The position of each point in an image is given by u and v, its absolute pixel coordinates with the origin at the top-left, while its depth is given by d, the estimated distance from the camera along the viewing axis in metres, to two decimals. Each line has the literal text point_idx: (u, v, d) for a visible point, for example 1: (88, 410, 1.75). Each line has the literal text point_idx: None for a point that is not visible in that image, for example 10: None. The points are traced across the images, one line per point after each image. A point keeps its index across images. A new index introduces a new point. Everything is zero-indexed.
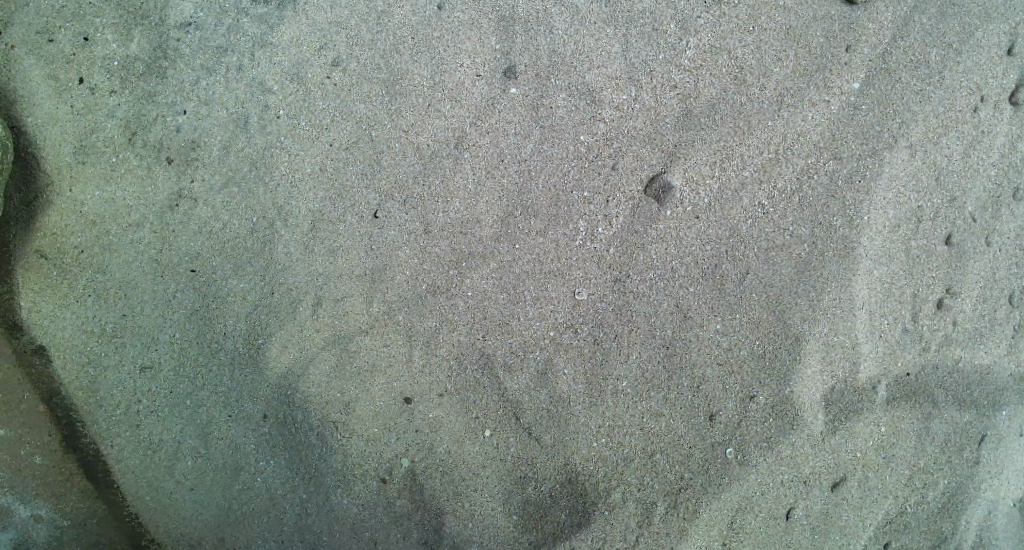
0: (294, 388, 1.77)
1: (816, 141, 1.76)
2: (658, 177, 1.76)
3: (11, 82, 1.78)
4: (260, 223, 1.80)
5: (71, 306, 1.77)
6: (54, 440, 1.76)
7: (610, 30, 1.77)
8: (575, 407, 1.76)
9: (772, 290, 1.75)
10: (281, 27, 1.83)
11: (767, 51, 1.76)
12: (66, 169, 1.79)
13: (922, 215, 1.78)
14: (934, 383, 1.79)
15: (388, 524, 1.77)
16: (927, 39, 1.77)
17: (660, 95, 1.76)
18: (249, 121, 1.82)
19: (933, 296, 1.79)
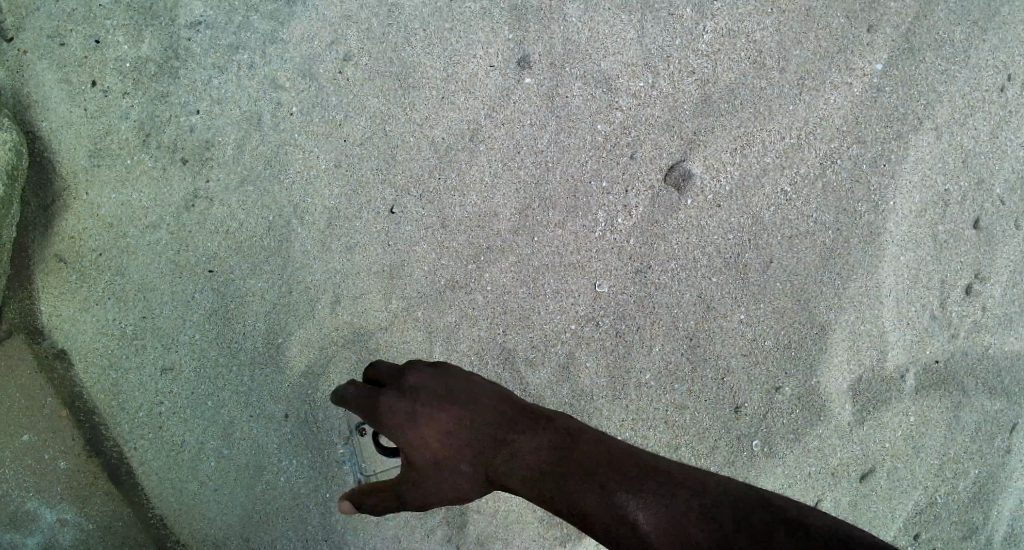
0: (316, 388, 1.78)
1: (840, 125, 1.72)
2: (677, 165, 1.73)
3: (25, 88, 1.76)
4: (277, 222, 1.80)
5: (91, 309, 1.77)
6: (78, 445, 1.75)
7: (624, 16, 1.73)
8: (598, 400, 1.74)
9: (796, 279, 1.72)
10: (292, 23, 1.81)
11: (787, 33, 1.72)
12: (82, 172, 1.78)
13: (949, 199, 1.74)
14: (963, 370, 1.76)
15: (412, 522, 1.76)
16: (952, 16, 1.72)
17: (678, 81, 1.73)
18: (262, 119, 1.81)
19: (961, 281, 1.76)
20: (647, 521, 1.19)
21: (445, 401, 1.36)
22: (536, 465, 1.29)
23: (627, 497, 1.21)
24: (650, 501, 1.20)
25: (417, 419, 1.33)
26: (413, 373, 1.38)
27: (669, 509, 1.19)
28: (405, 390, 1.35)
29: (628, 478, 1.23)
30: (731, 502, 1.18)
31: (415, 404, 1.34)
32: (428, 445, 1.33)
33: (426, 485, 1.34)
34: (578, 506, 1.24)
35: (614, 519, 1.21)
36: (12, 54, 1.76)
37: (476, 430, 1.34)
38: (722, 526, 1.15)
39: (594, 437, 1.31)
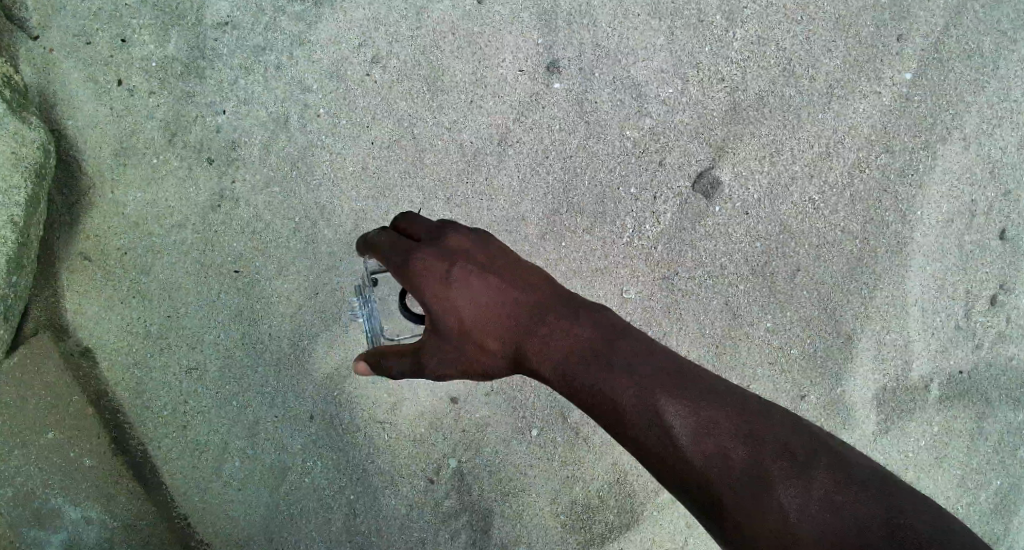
0: (342, 388, 1.79)
1: (868, 134, 1.73)
2: (706, 172, 1.74)
3: (51, 86, 1.76)
4: (304, 223, 1.81)
5: (116, 308, 1.78)
6: (104, 442, 1.73)
7: (654, 22, 1.74)
8: None
9: (823, 287, 1.73)
10: (319, 25, 1.82)
11: (816, 42, 1.73)
12: (108, 171, 1.79)
13: (975, 209, 1.76)
14: (986, 381, 1.77)
15: (437, 524, 1.77)
16: (981, 27, 1.74)
17: (708, 88, 1.74)
18: (289, 120, 1.82)
19: (986, 291, 1.76)
20: (686, 429, 1.18)
21: (483, 269, 1.32)
22: (571, 352, 1.27)
23: (667, 401, 1.20)
24: (688, 409, 1.19)
25: (452, 280, 1.29)
26: (452, 232, 1.34)
27: (707, 421, 1.19)
28: (443, 252, 1.31)
29: (668, 382, 1.22)
30: (769, 426, 1.19)
31: (453, 264, 1.30)
32: (459, 310, 1.29)
33: (448, 356, 1.31)
34: (609, 402, 1.23)
35: (648, 417, 1.20)
36: (38, 51, 1.75)
37: (510, 302, 1.32)
38: (762, 446, 1.16)
39: (633, 335, 1.29)
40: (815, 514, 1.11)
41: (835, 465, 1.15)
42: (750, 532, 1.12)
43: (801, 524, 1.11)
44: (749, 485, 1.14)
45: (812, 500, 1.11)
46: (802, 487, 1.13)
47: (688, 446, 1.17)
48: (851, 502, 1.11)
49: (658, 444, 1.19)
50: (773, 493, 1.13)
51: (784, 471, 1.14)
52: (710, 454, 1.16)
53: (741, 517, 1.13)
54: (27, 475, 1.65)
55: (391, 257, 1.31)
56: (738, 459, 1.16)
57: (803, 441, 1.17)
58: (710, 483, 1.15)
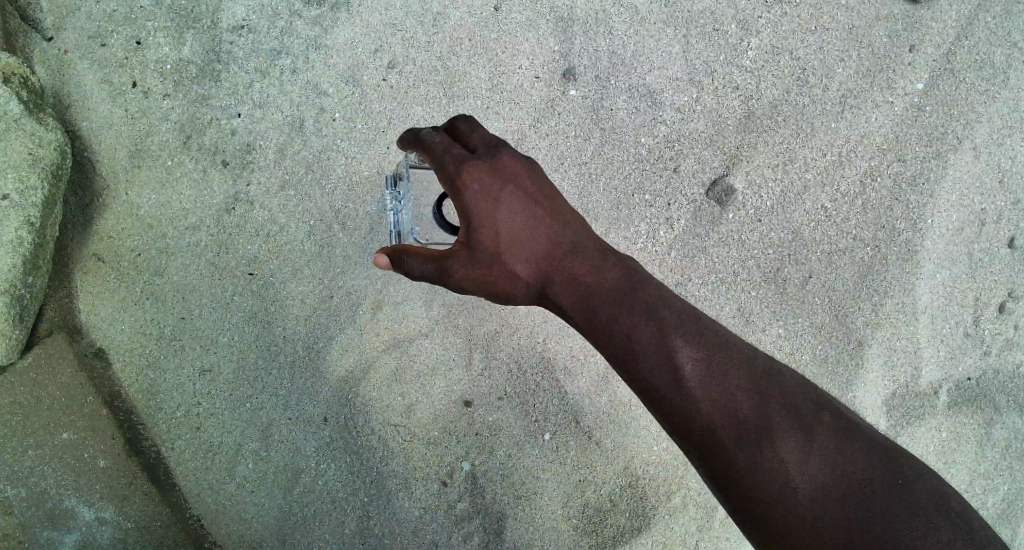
0: (355, 391, 1.79)
1: (880, 143, 1.77)
2: (719, 180, 1.77)
3: (65, 87, 1.78)
4: (319, 227, 1.82)
5: (130, 309, 1.79)
6: (117, 443, 1.74)
7: (670, 31, 1.78)
8: (635, 410, 1.81)
9: (834, 295, 1.76)
10: (336, 29, 1.83)
11: (830, 52, 1.77)
12: (122, 173, 1.80)
13: (985, 218, 1.78)
14: (995, 388, 1.79)
15: (450, 527, 1.78)
16: (992, 37, 1.77)
17: (722, 96, 1.78)
18: (305, 124, 1.83)
19: (995, 299, 1.79)
20: (698, 373, 1.20)
21: (527, 192, 1.31)
22: (592, 289, 1.29)
23: (682, 345, 1.22)
24: (703, 356, 1.21)
25: (499, 200, 1.28)
26: (505, 144, 1.31)
27: (721, 369, 1.21)
28: (495, 167, 1.29)
29: (687, 328, 1.24)
30: (779, 383, 1.21)
31: (500, 181, 1.28)
32: (496, 227, 1.28)
33: (472, 272, 1.30)
34: (625, 341, 1.24)
35: (662, 359, 1.21)
36: (53, 53, 1.77)
37: (546, 235, 1.31)
38: (773, 401, 1.18)
39: (655, 282, 1.31)
40: (814, 470, 1.13)
41: (839, 425, 1.17)
42: (750, 480, 1.13)
43: (801, 478, 1.12)
44: (755, 435, 1.15)
45: (813, 456, 1.14)
46: (806, 443, 1.15)
47: (697, 391, 1.19)
48: (851, 462, 1.13)
49: (668, 385, 1.20)
50: (778, 445, 1.14)
51: (789, 425, 1.16)
52: (721, 401, 1.18)
53: (743, 463, 1.14)
54: (42, 474, 1.68)
55: (442, 157, 1.28)
56: (748, 408, 1.18)
57: (811, 400, 1.20)
58: (716, 428, 1.16)
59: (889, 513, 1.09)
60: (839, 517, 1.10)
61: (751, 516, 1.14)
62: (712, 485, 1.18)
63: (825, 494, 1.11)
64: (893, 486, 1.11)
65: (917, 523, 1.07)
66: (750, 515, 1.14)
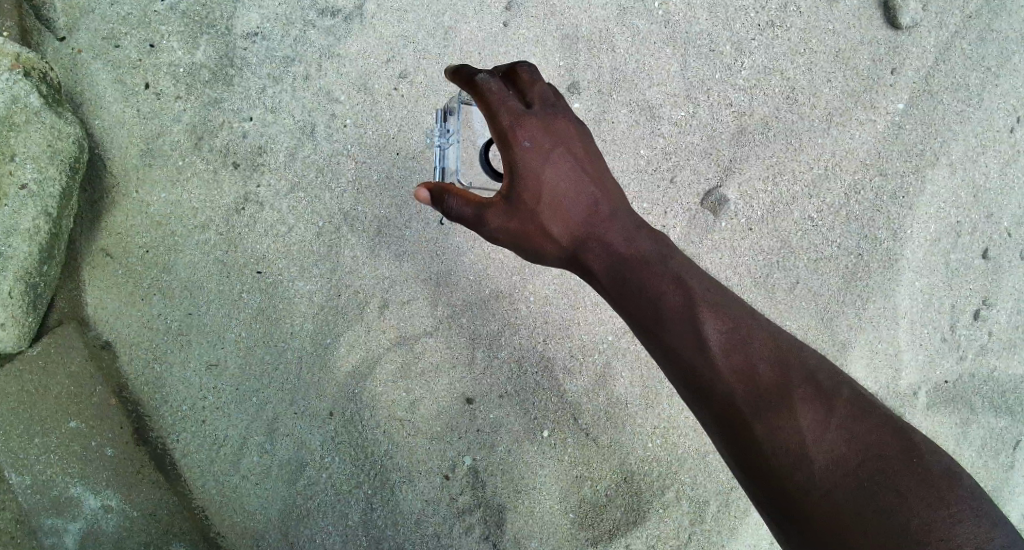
0: (361, 387, 1.84)
1: (863, 159, 1.89)
2: (713, 190, 1.87)
3: (79, 86, 1.83)
4: (326, 227, 1.87)
5: (137, 303, 1.82)
6: (125, 432, 1.79)
7: (669, 50, 1.89)
8: (632, 408, 1.88)
9: (820, 299, 1.87)
10: (348, 39, 1.91)
11: (817, 72, 1.90)
12: (133, 170, 1.84)
13: (961, 230, 1.90)
14: (970, 390, 1.90)
15: (451, 519, 1.83)
16: (968, 62, 1.90)
17: (716, 112, 1.89)
18: (316, 128, 1.89)
19: (970, 307, 1.90)
20: (721, 342, 1.31)
21: (574, 157, 1.45)
22: (624, 258, 1.42)
23: (708, 315, 1.33)
24: (726, 326, 1.32)
25: (548, 158, 1.42)
26: (560, 110, 1.44)
27: (742, 339, 1.31)
28: (548, 124, 1.43)
29: (715, 301, 1.35)
30: (801, 356, 1.31)
31: (550, 141, 1.42)
32: (541, 185, 1.42)
33: (511, 227, 1.44)
34: (654, 308, 1.36)
35: (689, 323, 1.33)
36: (67, 53, 1.83)
37: (582, 207, 1.45)
38: (793, 370, 1.28)
39: (685, 256, 1.43)
40: (831, 437, 1.22)
41: (856, 399, 1.26)
42: (768, 445, 1.24)
43: (815, 444, 1.22)
44: (774, 400, 1.25)
45: (829, 425, 1.23)
46: (822, 412, 1.24)
47: (720, 358, 1.30)
48: (865, 433, 1.22)
49: (691, 350, 1.32)
50: (796, 412, 1.24)
51: (809, 394, 1.25)
52: (743, 367, 1.28)
53: (760, 427, 1.24)
54: (47, 462, 1.71)
55: (498, 110, 1.39)
56: (768, 375, 1.28)
57: (832, 375, 1.29)
58: (735, 393, 1.27)
59: (897, 484, 1.17)
60: (847, 483, 1.19)
61: (761, 475, 1.24)
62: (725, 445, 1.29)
63: (836, 461, 1.21)
64: (907, 461, 1.19)
65: (925, 495, 1.15)
66: (762, 477, 1.24)
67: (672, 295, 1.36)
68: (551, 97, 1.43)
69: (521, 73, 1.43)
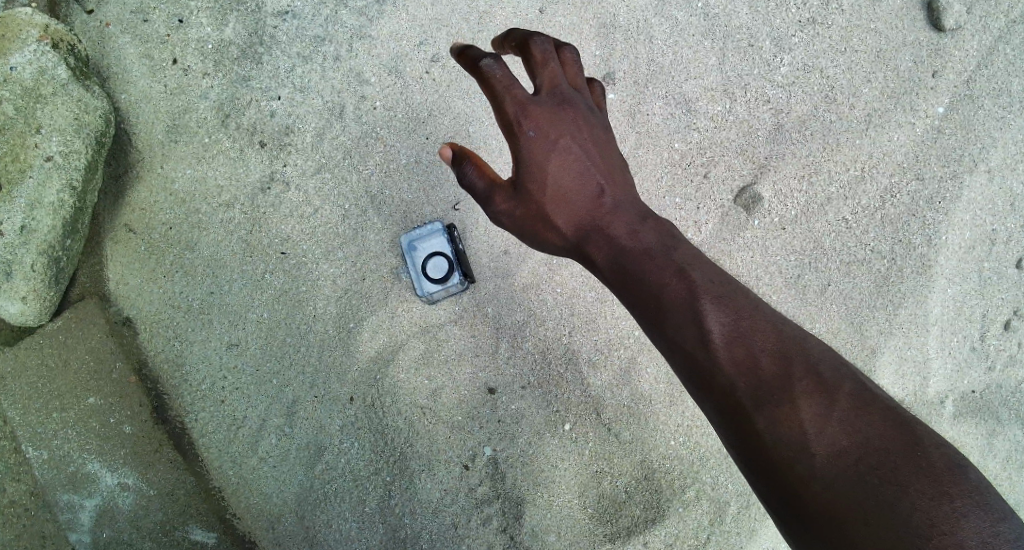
0: (383, 373, 1.82)
1: (901, 162, 1.86)
2: (747, 188, 1.84)
3: (106, 60, 1.81)
4: (353, 210, 1.84)
5: (159, 280, 1.80)
6: (145, 410, 1.78)
7: (707, 43, 1.86)
8: (655, 404, 1.87)
9: (851, 302, 1.85)
10: (381, 20, 1.87)
11: (857, 72, 1.87)
12: (158, 146, 1.82)
13: (996, 238, 1.88)
14: (998, 401, 1.88)
15: (470, 509, 1.82)
16: (1010, 68, 1.88)
17: (754, 108, 1.86)
18: (345, 110, 1.85)
19: (1001, 317, 1.88)
20: (723, 333, 1.22)
21: (580, 147, 1.41)
22: (625, 245, 1.35)
23: (710, 307, 1.24)
24: (728, 318, 1.24)
25: (553, 147, 1.39)
26: (566, 95, 1.42)
27: (745, 331, 1.23)
28: (554, 113, 1.40)
29: (718, 291, 1.26)
30: (804, 348, 1.22)
31: (557, 130, 1.40)
32: (545, 175, 1.40)
33: (518, 214, 1.43)
34: (654, 294, 1.29)
35: (688, 309, 1.25)
36: (94, 25, 1.80)
37: (586, 197, 1.41)
38: (797, 363, 1.19)
39: (692, 244, 1.34)
40: (832, 432, 1.14)
41: (860, 393, 1.17)
42: (769, 438, 1.16)
43: (816, 437, 1.14)
44: (774, 393, 1.17)
45: (831, 420, 1.15)
46: (824, 406, 1.16)
47: (721, 351, 1.21)
48: (868, 428, 1.14)
49: (693, 342, 1.24)
50: (797, 404, 1.16)
51: (809, 388, 1.17)
52: (745, 360, 1.20)
53: (761, 420, 1.17)
54: (65, 437, 1.71)
55: (503, 99, 1.38)
56: (770, 367, 1.19)
57: (836, 368, 1.20)
58: (737, 386, 1.20)
59: (900, 478, 1.09)
60: (851, 476, 1.11)
61: (764, 471, 1.18)
62: (727, 439, 1.22)
63: (838, 455, 1.13)
64: (911, 456, 1.11)
65: (928, 489, 1.08)
66: (765, 471, 1.17)
67: (671, 280, 1.28)
68: (558, 80, 1.42)
69: (532, 50, 1.43)
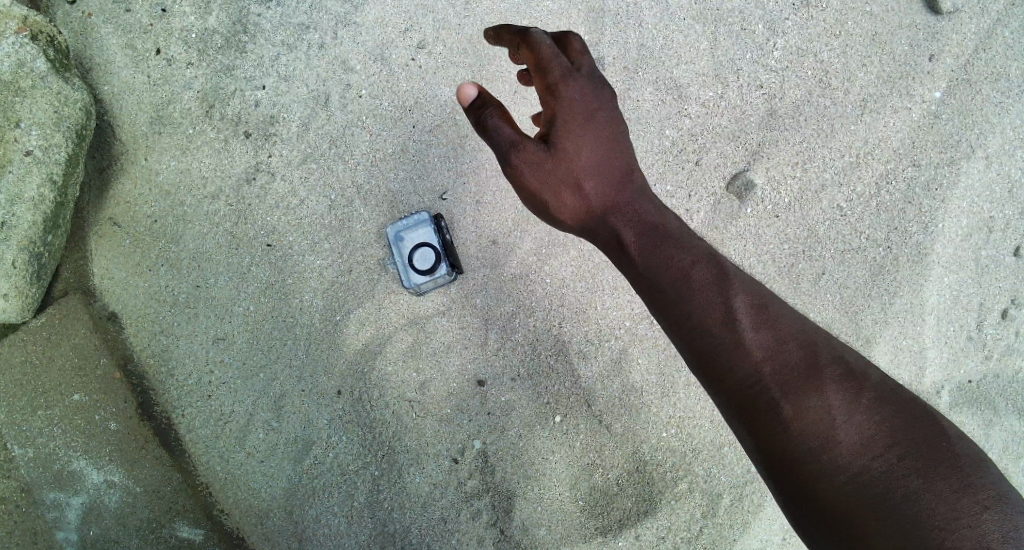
0: (370, 366, 1.80)
1: (897, 147, 1.83)
2: (739, 174, 1.81)
3: (87, 51, 1.77)
4: (338, 201, 1.81)
5: (144, 274, 1.78)
6: (129, 407, 1.76)
7: (699, 27, 1.82)
8: (646, 396, 1.85)
9: (845, 291, 1.82)
10: (366, 7, 1.82)
11: (853, 56, 1.83)
12: (142, 139, 1.79)
13: (994, 225, 1.84)
14: (995, 391, 1.86)
15: (460, 503, 1.81)
16: (1009, 52, 1.84)
17: (746, 94, 1.82)
18: (330, 99, 1.82)
19: (998, 305, 1.85)
20: (751, 319, 1.24)
21: (612, 132, 1.38)
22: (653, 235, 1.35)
23: (740, 295, 1.26)
24: (757, 306, 1.25)
25: (586, 128, 1.35)
26: (605, 80, 1.38)
27: (774, 319, 1.24)
28: (592, 92, 1.36)
29: (745, 282, 1.29)
30: (829, 340, 1.25)
31: (594, 110, 1.36)
32: (577, 152, 1.35)
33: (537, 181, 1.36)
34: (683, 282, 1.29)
35: (717, 296, 1.26)
36: (76, 16, 1.77)
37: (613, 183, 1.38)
38: (822, 352, 1.22)
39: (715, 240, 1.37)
40: (858, 422, 1.16)
41: (883, 385, 1.20)
42: (796, 425, 1.17)
43: (843, 427, 1.16)
44: (804, 383, 1.19)
45: (857, 410, 1.17)
46: (850, 395, 1.18)
47: (750, 338, 1.22)
48: (893, 418, 1.16)
49: (722, 328, 1.24)
50: (825, 394, 1.18)
51: (836, 377, 1.19)
52: (772, 348, 1.21)
53: (789, 408, 1.17)
54: (50, 435, 1.69)
55: (545, 68, 1.33)
56: (797, 356, 1.21)
57: (857, 360, 1.23)
58: (765, 373, 1.20)
59: (924, 470, 1.12)
60: (873, 469, 1.13)
61: (787, 463, 1.17)
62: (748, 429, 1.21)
63: (863, 446, 1.15)
64: (935, 448, 1.14)
65: (950, 481, 1.11)
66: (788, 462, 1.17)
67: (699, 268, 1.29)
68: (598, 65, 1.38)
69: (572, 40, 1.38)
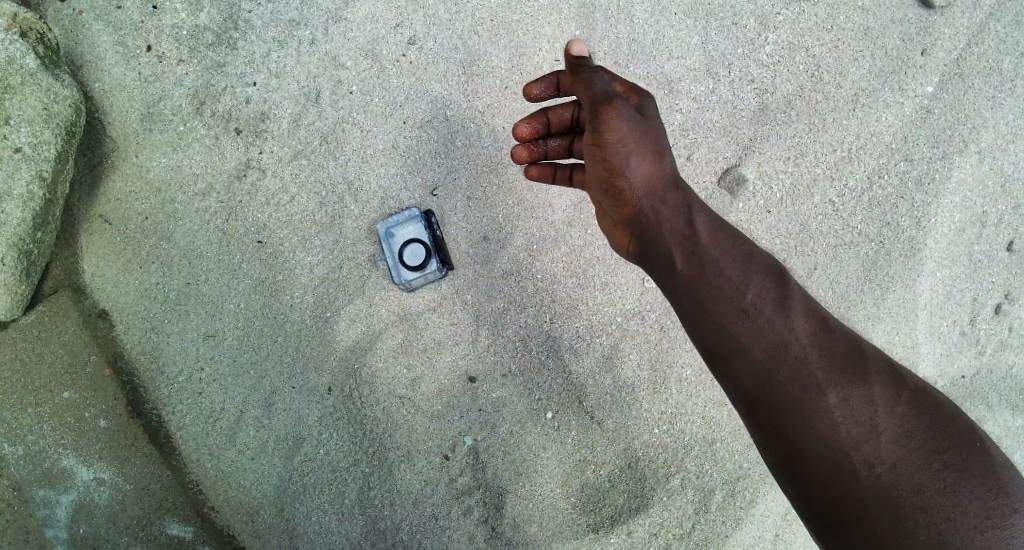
0: (361, 363, 1.80)
1: (889, 142, 1.82)
2: (731, 169, 1.81)
3: (78, 48, 1.77)
4: (329, 197, 1.81)
5: (134, 272, 1.78)
6: (119, 404, 1.76)
7: (690, 22, 1.81)
8: (638, 392, 1.84)
9: (837, 287, 1.81)
10: (357, 2, 1.82)
11: (845, 51, 1.82)
12: (132, 136, 1.78)
13: (987, 220, 1.84)
14: (987, 386, 1.85)
15: (451, 500, 1.80)
16: (1001, 46, 1.83)
17: (738, 89, 1.81)
18: (320, 95, 1.81)
19: (991, 301, 1.85)
20: (805, 315, 1.36)
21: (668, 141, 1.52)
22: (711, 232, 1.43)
23: (795, 294, 1.38)
24: (808, 306, 1.38)
25: (656, 127, 1.49)
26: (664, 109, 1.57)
27: (824, 320, 1.37)
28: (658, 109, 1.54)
29: (799, 286, 1.41)
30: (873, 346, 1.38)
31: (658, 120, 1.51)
32: (651, 139, 1.47)
33: (629, 130, 1.43)
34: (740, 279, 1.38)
35: (775, 294, 1.37)
36: (67, 13, 1.76)
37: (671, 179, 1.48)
38: (866, 352, 1.35)
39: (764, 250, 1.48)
40: (899, 416, 1.28)
41: (923, 388, 1.33)
42: (840, 413, 1.28)
43: (885, 420, 1.28)
44: (852, 376, 1.31)
45: (898, 405, 1.29)
46: (892, 392, 1.30)
47: (803, 331, 1.34)
48: (931, 418, 1.29)
49: (778, 319, 1.35)
50: (871, 386, 1.30)
51: (880, 375, 1.32)
52: (822, 343, 1.34)
53: (835, 396, 1.29)
54: (41, 433, 1.69)
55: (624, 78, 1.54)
56: (844, 352, 1.34)
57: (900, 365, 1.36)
58: (816, 363, 1.32)
59: (959, 469, 1.24)
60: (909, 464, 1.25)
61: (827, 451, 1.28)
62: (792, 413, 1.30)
63: (902, 440, 1.27)
64: (970, 450, 1.26)
65: (984, 481, 1.23)
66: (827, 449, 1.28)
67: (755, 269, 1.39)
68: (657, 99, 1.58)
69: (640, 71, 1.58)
